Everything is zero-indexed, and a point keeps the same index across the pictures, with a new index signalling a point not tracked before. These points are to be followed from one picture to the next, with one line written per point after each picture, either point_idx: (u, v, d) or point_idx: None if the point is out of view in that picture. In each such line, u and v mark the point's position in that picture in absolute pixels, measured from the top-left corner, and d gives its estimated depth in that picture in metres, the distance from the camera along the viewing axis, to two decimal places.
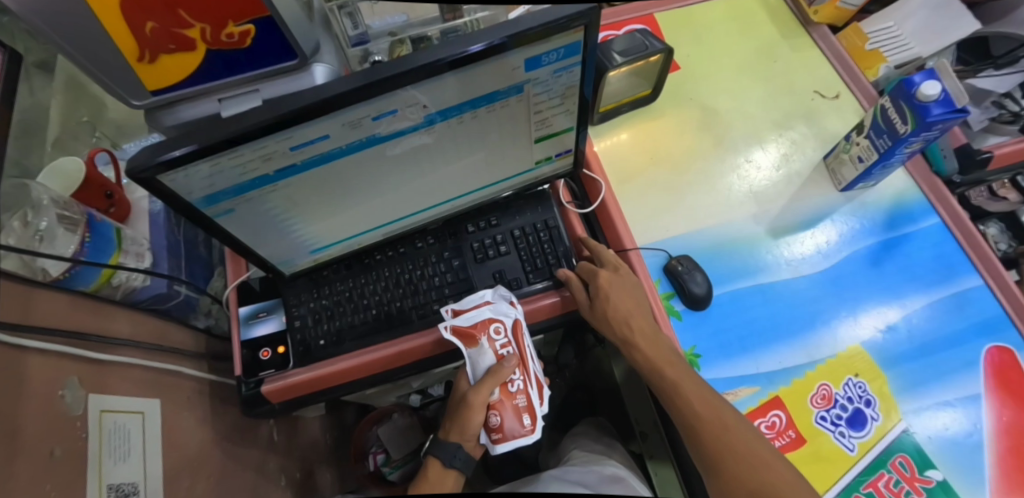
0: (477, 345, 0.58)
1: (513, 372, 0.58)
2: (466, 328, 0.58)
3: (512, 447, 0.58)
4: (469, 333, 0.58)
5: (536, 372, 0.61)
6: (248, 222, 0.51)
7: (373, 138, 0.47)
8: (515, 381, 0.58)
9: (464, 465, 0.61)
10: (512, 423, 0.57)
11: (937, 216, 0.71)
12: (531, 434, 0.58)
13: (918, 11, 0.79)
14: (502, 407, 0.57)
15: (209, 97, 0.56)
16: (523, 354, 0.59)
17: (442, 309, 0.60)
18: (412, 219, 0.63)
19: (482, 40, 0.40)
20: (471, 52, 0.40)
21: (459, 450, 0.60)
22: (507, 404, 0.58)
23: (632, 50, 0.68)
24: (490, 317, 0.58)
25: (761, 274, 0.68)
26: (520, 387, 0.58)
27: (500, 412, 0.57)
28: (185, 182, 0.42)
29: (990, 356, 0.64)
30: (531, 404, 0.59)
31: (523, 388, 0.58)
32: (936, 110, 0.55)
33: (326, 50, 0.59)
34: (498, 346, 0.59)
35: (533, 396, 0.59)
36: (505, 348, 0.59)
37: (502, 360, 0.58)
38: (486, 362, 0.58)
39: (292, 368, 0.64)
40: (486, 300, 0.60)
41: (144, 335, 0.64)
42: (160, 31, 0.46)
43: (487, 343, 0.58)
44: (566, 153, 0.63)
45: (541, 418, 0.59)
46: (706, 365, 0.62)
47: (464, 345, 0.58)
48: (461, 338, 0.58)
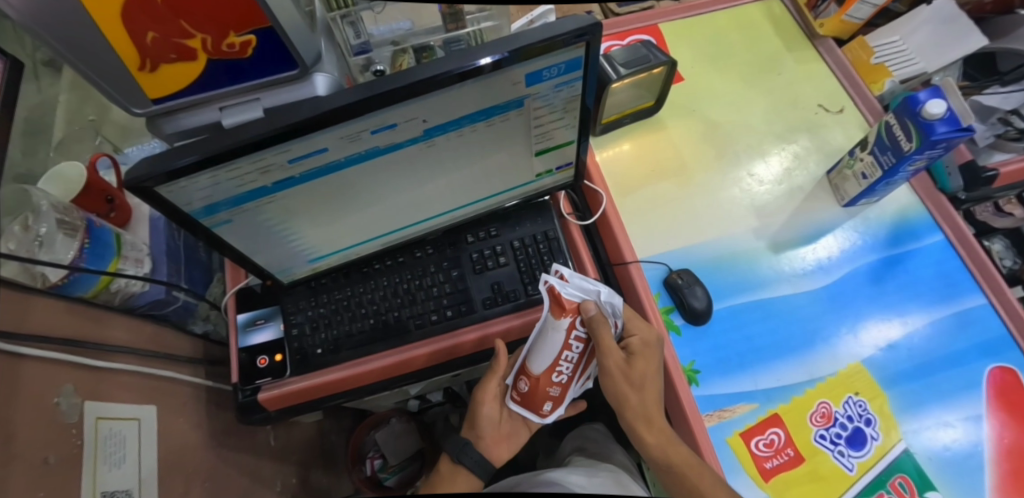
0: (560, 320, 0.53)
1: (564, 365, 0.56)
2: (563, 302, 0.52)
3: (523, 414, 0.62)
4: (563, 306, 0.52)
5: (582, 373, 0.60)
6: (246, 232, 0.51)
7: (371, 151, 0.46)
8: (562, 374, 0.57)
9: (477, 466, 0.63)
10: (535, 402, 0.59)
11: (941, 233, 0.71)
12: (543, 420, 0.60)
13: (925, 26, 0.78)
14: (535, 389, 0.58)
15: (210, 105, 0.56)
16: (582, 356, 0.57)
17: (555, 265, 0.54)
18: (411, 230, 0.63)
19: (486, 54, 0.40)
20: (478, 65, 0.40)
21: (469, 446, 0.64)
22: (542, 386, 0.57)
23: (635, 62, 0.67)
24: (586, 311, 0.53)
25: (761, 289, 0.67)
26: (562, 380, 0.57)
27: (530, 387, 0.58)
28: (183, 192, 0.42)
29: (992, 376, 0.63)
30: (560, 396, 0.59)
31: (564, 382, 0.58)
32: (941, 128, 0.55)
33: (328, 59, 0.58)
34: (572, 335, 0.54)
35: (566, 393, 0.59)
36: (576, 340, 0.55)
37: (563, 350, 0.54)
38: (549, 341, 0.54)
39: (289, 376, 0.63)
40: (597, 296, 0.53)
41: (141, 341, 0.64)
42: (162, 41, 0.46)
43: (568, 327, 0.53)
44: (567, 166, 0.62)
45: (560, 410, 0.60)
46: (704, 381, 0.62)
47: (550, 309, 0.53)
48: (552, 304, 0.53)
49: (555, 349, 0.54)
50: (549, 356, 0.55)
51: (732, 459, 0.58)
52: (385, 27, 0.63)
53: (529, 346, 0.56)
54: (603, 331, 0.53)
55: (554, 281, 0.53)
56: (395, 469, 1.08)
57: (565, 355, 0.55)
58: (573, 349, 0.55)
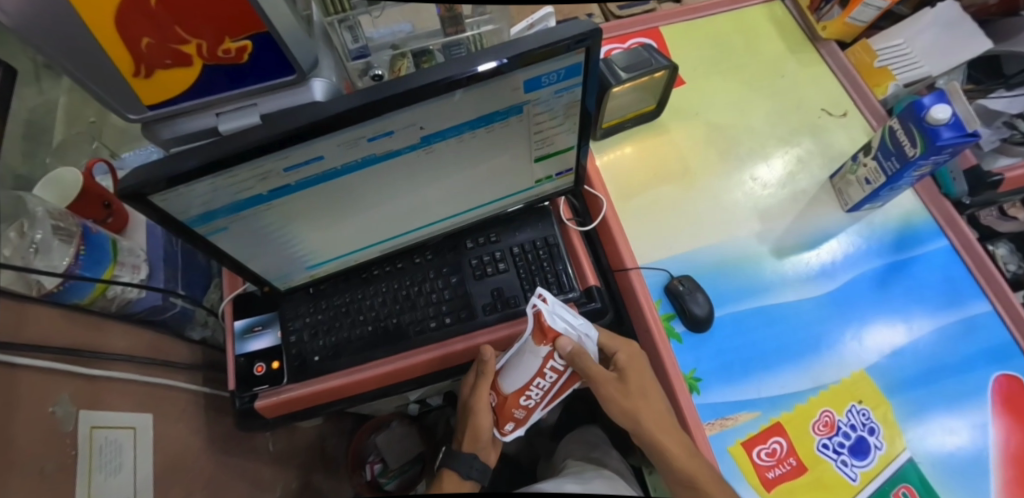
0: (539, 347, 0.51)
1: (535, 390, 0.56)
2: (543, 331, 0.50)
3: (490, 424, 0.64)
4: (546, 334, 0.50)
5: (554, 401, 0.60)
6: (242, 241, 0.50)
7: (367, 159, 0.45)
8: (531, 397, 0.57)
9: (482, 475, 0.64)
10: (499, 419, 0.60)
11: (945, 238, 0.70)
12: (504, 435, 0.62)
13: (928, 29, 0.76)
14: (503, 405, 0.59)
15: (207, 111, 0.55)
16: (556, 386, 0.56)
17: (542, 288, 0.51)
18: (410, 236, 0.62)
19: (490, 58, 0.40)
20: (478, 71, 0.39)
21: (477, 460, 0.64)
22: (509, 405, 0.58)
23: (636, 66, 0.67)
24: (563, 348, 0.51)
25: (765, 295, 0.66)
26: (529, 402, 0.57)
27: (498, 403, 0.59)
28: (178, 199, 0.41)
29: (997, 384, 0.62)
30: (524, 418, 0.60)
31: (530, 406, 0.59)
32: (947, 133, 0.54)
33: (326, 64, 0.57)
34: (549, 365, 0.52)
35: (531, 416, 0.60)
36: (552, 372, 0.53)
37: (537, 377, 0.53)
38: (525, 365, 0.53)
39: (287, 383, 0.63)
40: (577, 332, 0.51)
41: (138, 348, 0.63)
42: (157, 46, 0.46)
43: (545, 356, 0.51)
44: (567, 172, 0.62)
45: (520, 431, 0.62)
46: (706, 389, 0.61)
47: (530, 335, 0.51)
48: (533, 332, 0.51)
49: (528, 373, 0.53)
50: (522, 379, 0.54)
51: (734, 469, 0.57)
52: (386, 31, 0.63)
53: (505, 362, 0.56)
54: (582, 364, 0.52)
55: (542, 307, 0.49)
56: (395, 473, 1.08)
57: (537, 381, 0.54)
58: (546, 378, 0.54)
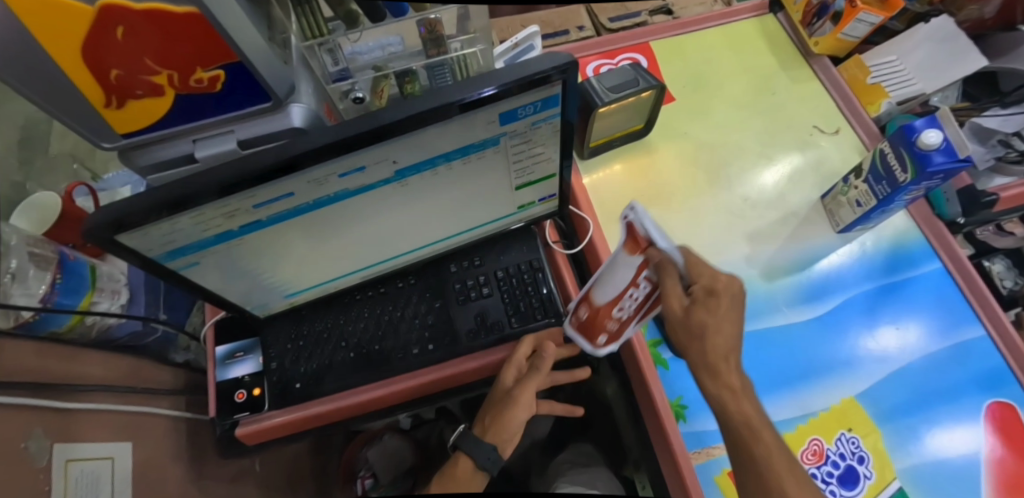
0: (632, 255, 0.46)
1: (625, 302, 0.51)
2: (635, 236, 0.45)
3: (579, 338, 0.59)
4: (638, 241, 0.45)
5: (648, 315, 0.54)
6: (217, 274, 0.49)
7: (340, 194, 0.44)
8: (622, 310, 0.52)
9: (491, 464, 0.60)
10: (591, 331, 0.56)
11: (938, 260, 0.69)
12: (597, 348, 0.57)
13: (921, 46, 0.75)
14: (597, 314, 0.53)
15: (183, 138, 0.55)
16: (650, 299, 0.51)
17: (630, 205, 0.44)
18: (391, 262, 0.61)
19: (494, 83, 0.39)
20: (483, 95, 0.39)
21: (493, 449, 0.60)
22: (602, 317, 0.53)
23: (622, 87, 0.66)
24: (656, 253, 0.45)
25: (753, 319, 0.65)
26: (620, 317, 0.53)
27: (589, 314, 0.55)
28: (145, 237, 0.40)
29: (990, 411, 0.61)
30: (617, 334, 0.55)
31: (624, 320, 0.53)
32: (938, 158, 0.53)
33: (305, 89, 0.57)
34: (641, 274, 0.48)
35: (627, 326, 0.54)
36: (642, 283, 0.48)
37: (630, 286, 0.49)
38: (615, 273, 0.49)
39: (268, 410, 0.62)
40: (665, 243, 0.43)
41: (118, 375, 0.62)
42: (127, 78, 0.45)
43: (639, 265, 0.47)
44: (549, 197, 0.60)
45: (613, 347, 0.57)
46: (692, 417, 0.60)
47: (623, 244, 0.46)
48: (627, 239, 0.46)
49: (619, 282, 0.49)
50: (613, 288, 0.50)
51: None
52: (373, 51, 0.61)
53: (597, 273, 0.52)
54: (669, 284, 0.45)
55: (633, 217, 0.43)
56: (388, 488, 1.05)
57: (631, 291, 0.49)
58: (639, 288, 0.49)
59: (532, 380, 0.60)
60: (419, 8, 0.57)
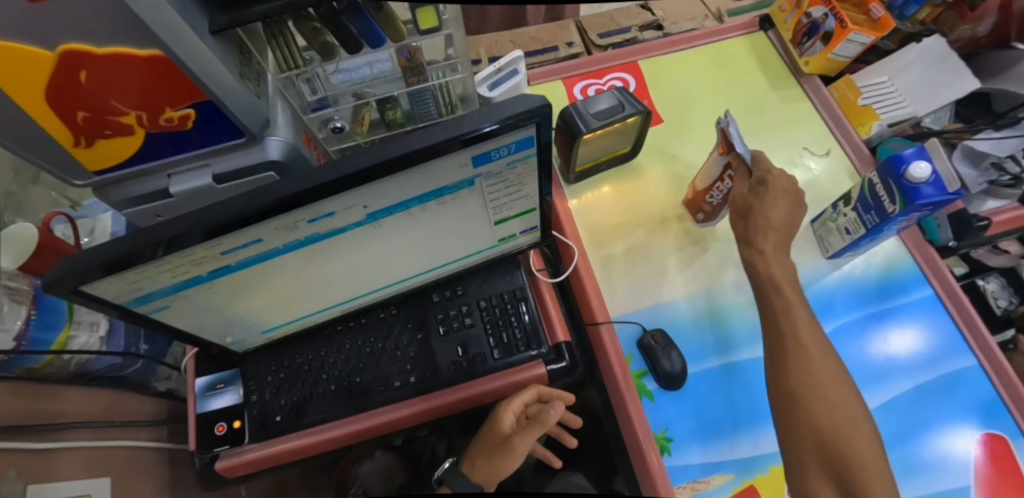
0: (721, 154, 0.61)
1: (712, 196, 0.66)
2: (726, 139, 0.60)
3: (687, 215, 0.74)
4: (727, 143, 0.60)
5: None
6: (190, 314, 0.49)
7: (311, 237, 0.43)
8: (714, 198, 0.66)
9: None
10: (691, 209, 0.71)
11: (929, 287, 0.68)
12: (697, 225, 0.71)
13: (914, 67, 0.74)
14: (695, 198, 0.69)
15: (158, 173, 0.54)
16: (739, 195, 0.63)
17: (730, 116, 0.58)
18: (371, 296, 0.60)
19: (481, 123, 0.38)
20: (482, 132, 0.38)
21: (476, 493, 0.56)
22: (699, 200, 0.68)
23: (608, 112, 0.65)
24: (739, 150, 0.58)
25: (740, 349, 0.64)
26: (714, 203, 0.66)
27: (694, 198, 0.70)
28: (109, 287, 0.39)
29: (981, 443, 0.60)
30: (715, 216, 0.68)
31: (718, 207, 0.67)
32: (926, 191, 0.52)
33: (282, 121, 0.56)
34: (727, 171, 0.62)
35: (722, 209, 0.67)
36: (728, 178, 0.63)
37: (717, 180, 0.64)
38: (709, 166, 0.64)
39: (248, 443, 0.61)
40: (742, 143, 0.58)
41: (97, 409, 0.61)
42: (94, 119, 0.44)
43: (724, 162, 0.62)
44: (531, 230, 0.58)
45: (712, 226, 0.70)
46: (677, 450, 0.59)
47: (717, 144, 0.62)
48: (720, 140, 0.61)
49: (711, 175, 0.64)
50: (708, 178, 0.65)
51: None
52: (360, 72, 0.59)
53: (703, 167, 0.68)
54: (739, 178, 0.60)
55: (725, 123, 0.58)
56: None
57: (719, 185, 0.64)
58: (724, 183, 0.63)
59: (534, 430, 0.59)
60: (398, 38, 0.55)
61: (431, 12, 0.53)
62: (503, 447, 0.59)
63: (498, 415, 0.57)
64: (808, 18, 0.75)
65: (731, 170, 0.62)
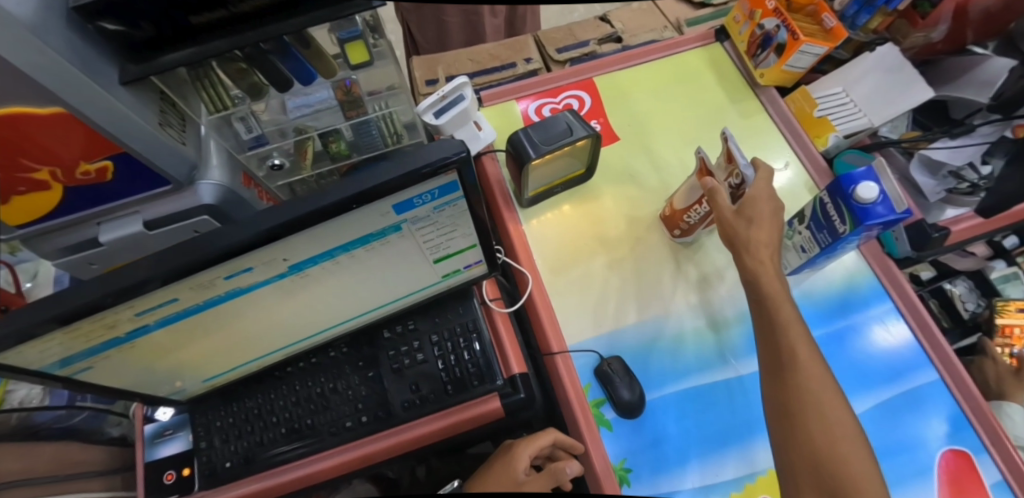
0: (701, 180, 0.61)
1: (689, 216, 0.64)
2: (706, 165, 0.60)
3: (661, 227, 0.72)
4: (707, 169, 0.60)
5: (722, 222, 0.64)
6: (121, 371, 0.47)
7: (233, 292, 0.42)
8: (692, 218, 0.64)
9: None
10: (668, 223, 0.69)
11: (890, 300, 0.67)
12: (674, 239, 0.70)
13: (869, 75, 0.72)
14: (673, 215, 0.67)
15: (87, 222, 0.52)
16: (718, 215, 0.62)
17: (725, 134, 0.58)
18: (317, 337, 0.59)
19: (392, 175, 0.37)
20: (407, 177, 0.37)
21: None
22: (678, 219, 0.67)
23: (554, 138, 0.63)
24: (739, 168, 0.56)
25: (699, 373, 0.63)
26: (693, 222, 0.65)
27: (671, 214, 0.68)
28: (20, 357, 0.38)
29: (945, 460, 0.59)
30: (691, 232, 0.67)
31: (695, 225, 0.65)
32: (874, 213, 0.51)
33: (214, 163, 0.54)
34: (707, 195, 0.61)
35: (699, 228, 0.66)
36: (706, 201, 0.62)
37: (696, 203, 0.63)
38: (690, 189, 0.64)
39: (198, 490, 0.59)
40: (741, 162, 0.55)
41: (39, 464, 0.59)
42: (4, 178, 0.43)
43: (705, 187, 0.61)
44: (476, 264, 0.57)
45: (690, 239, 0.69)
46: (636, 481, 0.58)
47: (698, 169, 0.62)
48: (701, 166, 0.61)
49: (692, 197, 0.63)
50: (688, 198, 0.64)
51: None
52: (309, 95, 0.57)
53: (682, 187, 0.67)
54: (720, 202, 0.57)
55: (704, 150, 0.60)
56: None
57: (697, 207, 0.62)
58: (702, 206, 0.62)
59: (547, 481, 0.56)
60: (330, 73, 0.55)
61: (361, 48, 0.53)
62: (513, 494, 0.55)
63: (514, 455, 0.57)
64: (762, 30, 0.73)
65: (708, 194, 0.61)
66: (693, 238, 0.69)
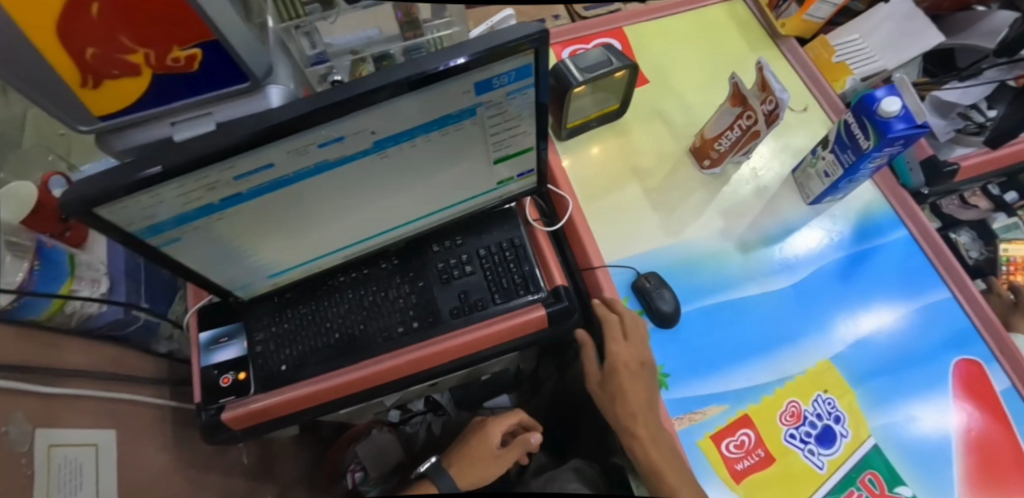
0: (734, 107, 0.66)
1: (720, 144, 0.69)
2: (739, 94, 0.64)
3: (690, 159, 0.76)
4: (740, 97, 0.64)
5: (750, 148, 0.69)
6: (200, 251, 0.49)
7: (322, 164, 0.45)
8: (723, 145, 0.69)
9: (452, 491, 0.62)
10: (698, 153, 0.74)
11: (904, 228, 0.72)
12: (702, 171, 0.75)
13: (884, 25, 0.79)
14: (703, 145, 0.72)
15: (161, 120, 0.55)
16: (747, 141, 0.67)
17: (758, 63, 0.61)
18: (373, 242, 0.62)
19: (483, 44, 0.39)
20: (496, 47, 0.39)
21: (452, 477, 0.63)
22: (708, 148, 0.72)
23: (597, 66, 0.67)
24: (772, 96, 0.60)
25: (730, 290, 0.67)
26: (723, 150, 0.70)
27: (702, 144, 0.73)
28: (124, 212, 0.40)
29: (957, 369, 0.64)
30: (720, 161, 0.72)
31: (725, 152, 0.70)
32: (897, 125, 0.55)
33: (282, 70, 0.58)
34: (739, 123, 0.66)
35: (728, 157, 0.71)
36: (737, 129, 0.66)
37: (728, 130, 0.67)
38: (722, 117, 0.68)
39: (254, 393, 0.62)
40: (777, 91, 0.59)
41: (99, 363, 0.62)
42: (102, 57, 0.44)
43: (737, 115, 0.66)
44: (528, 173, 0.62)
45: (718, 168, 0.73)
46: (674, 385, 0.62)
47: (731, 98, 0.66)
48: (734, 95, 0.65)
49: (724, 125, 0.68)
50: (720, 126, 0.69)
51: (703, 462, 0.58)
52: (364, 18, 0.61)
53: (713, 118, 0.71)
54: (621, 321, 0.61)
55: (738, 78, 0.64)
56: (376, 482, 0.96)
57: (729, 133, 0.67)
58: (734, 131, 0.67)
59: (517, 450, 0.68)
60: None
61: None
62: (491, 462, 0.65)
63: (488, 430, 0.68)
64: None
65: (740, 120, 0.66)
66: (721, 170, 0.74)
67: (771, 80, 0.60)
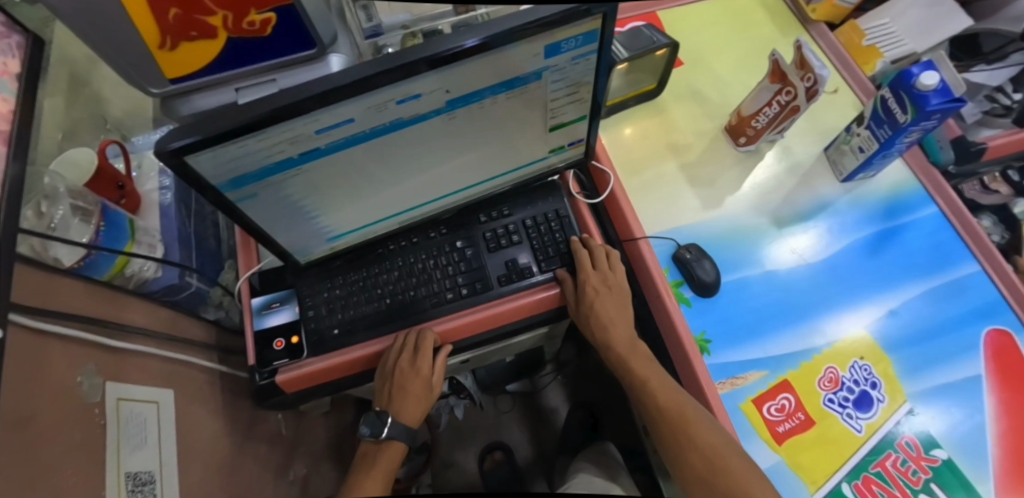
0: (772, 83, 0.68)
1: (757, 120, 0.71)
2: (778, 70, 0.66)
3: (725, 138, 0.78)
4: (779, 72, 0.66)
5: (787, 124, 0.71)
6: (268, 209, 0.51)
7: (395, 122, 0.46)
8: (760, 121, 0.71)
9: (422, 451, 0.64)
10: (734, 131, 0.76)
11: (934, 205, 0.74)
12: (737, 148, 0.77)
13: (912, 9, 0.81)
14: (740, 123, 0.74)
15: (226, 86, 0.56)
16: (785, 115, 0.69)
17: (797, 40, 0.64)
18: (425, 209, 0.64)
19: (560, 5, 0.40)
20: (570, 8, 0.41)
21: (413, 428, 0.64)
22: (745, 125, 0.74)
23: (639, 45, 0.70)
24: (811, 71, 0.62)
25: (766, 262, 0.69)
26: (760, 126, 0.71)
27: (738, 121, 0.75)
28: (213, 164, 0.41)
29: (990, 338, 0.66)
30: (756, 137, 0.74)
31: (762, 128, 0.72)
32: (935, 99, 0.57)
33: (342, 40, 0.59)
34: (777, 98, 0.68)
35: (765, 134, 0.72)
36: (775, 104, 0.68)
37: (766, 106, 0.69)
38: (760, 94, 0.70)
39: (307, 357, 0.63)
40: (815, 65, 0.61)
41: (156, 325, 0.64)
42: (182, 18, 0.45)
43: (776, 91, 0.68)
44: (578, 143, 0.64)
45: (754, 145, 0.75)
46: (716, 350, 0.64)
47: (770, 75, 0.68)
48: (773, 71, 0.67)
49: (762, 101, 0.70)
50: (757, 102, 0.71)
51: (746, 424, 0.60)
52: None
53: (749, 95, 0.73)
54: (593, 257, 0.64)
55: (778, 55, 0.66)
56: None
57: (767, 109, 0.69)
58: (772, 107, 0.69)
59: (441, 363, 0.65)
60: None
61: None
62: (426, 388, 0.64)
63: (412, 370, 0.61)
64: None
65: (778, 95, 0.68)
66: (755, 147, 0.76)
67: (809, 55, 0.62)
